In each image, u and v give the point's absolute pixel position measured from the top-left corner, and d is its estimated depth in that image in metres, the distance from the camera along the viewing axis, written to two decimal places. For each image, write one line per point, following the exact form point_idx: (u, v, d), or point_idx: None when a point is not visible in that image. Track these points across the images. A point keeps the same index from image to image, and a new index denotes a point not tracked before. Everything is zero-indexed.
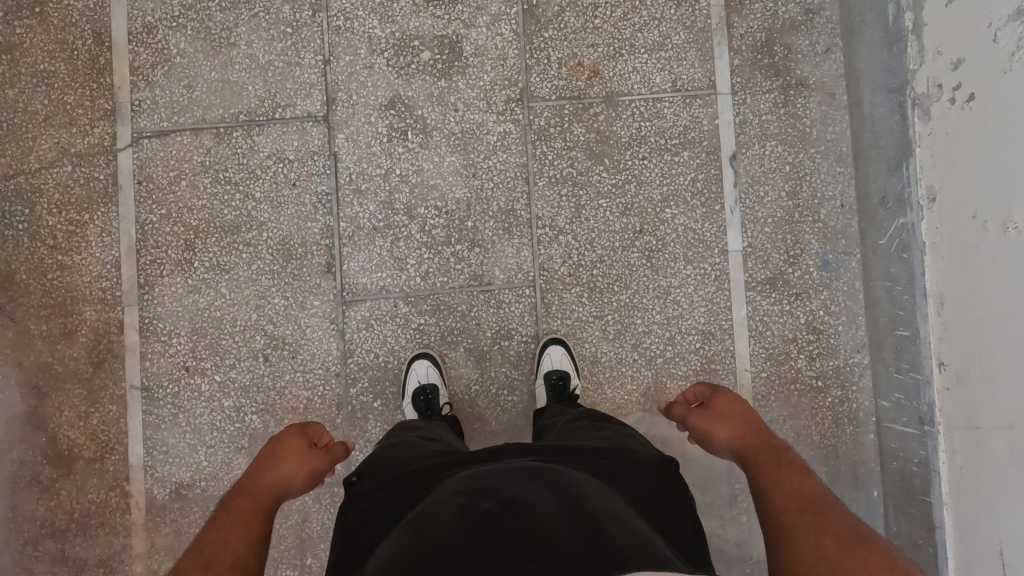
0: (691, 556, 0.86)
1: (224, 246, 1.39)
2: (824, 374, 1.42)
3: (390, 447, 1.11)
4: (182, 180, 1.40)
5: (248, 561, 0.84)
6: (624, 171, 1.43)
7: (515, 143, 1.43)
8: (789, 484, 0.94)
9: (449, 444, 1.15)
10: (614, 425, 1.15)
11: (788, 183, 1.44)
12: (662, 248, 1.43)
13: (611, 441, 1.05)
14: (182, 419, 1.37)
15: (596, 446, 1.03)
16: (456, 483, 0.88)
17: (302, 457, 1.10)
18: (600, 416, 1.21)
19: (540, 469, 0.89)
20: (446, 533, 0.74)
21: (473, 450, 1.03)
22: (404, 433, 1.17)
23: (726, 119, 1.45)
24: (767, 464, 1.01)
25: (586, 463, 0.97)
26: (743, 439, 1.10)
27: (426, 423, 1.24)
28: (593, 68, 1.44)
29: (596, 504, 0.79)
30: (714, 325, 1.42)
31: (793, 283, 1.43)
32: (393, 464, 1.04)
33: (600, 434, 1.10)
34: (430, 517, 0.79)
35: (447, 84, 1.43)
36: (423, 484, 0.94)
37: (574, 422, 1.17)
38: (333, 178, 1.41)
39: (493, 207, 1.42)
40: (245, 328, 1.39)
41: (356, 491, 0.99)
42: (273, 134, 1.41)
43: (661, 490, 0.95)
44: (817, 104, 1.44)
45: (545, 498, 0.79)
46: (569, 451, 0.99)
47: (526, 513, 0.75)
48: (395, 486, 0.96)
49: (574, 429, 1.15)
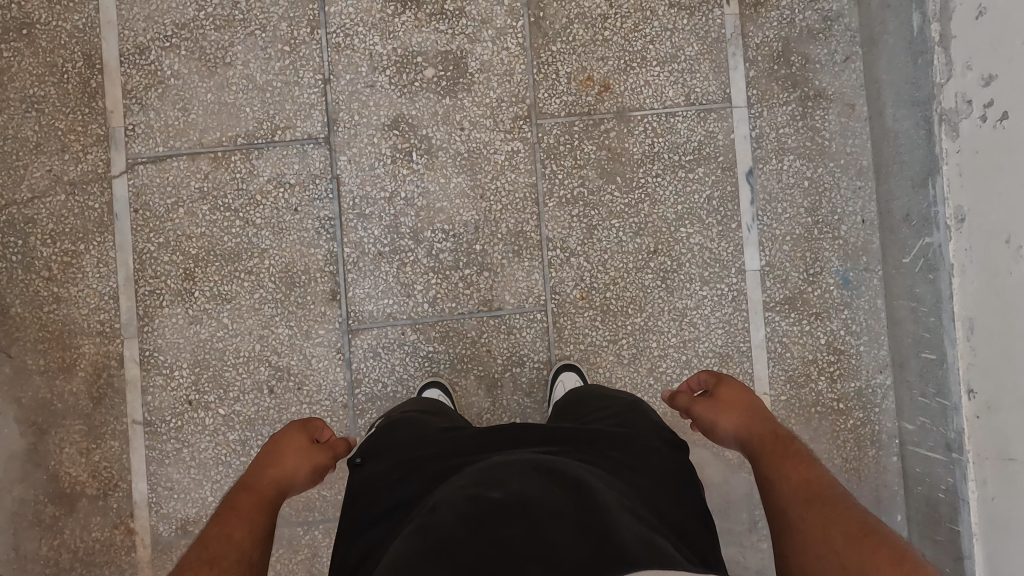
0: (700, 552, 0.83)
1: (226, 275, 1.35)
2: (845, 396, 1.38)
3: (392, 424, 1.06)
4: (180, 207, 1.35)
5: (249, 559, 0.82)
6: (638, 189, 1.38)
7: (524, 162, 1.38)
8: (797, 474, 0.91)
9: (451, 419, 1.11)
10: (622, 398, 1.12)
11: (807, 199, 1.39)
12: (678, 268, 1.38)
13: (619, 426, 1.01)
14: (186, 454, 1.34)
15: (605, 430, 0.98)
16: (463, 478, 0.84)
17: (308, 450, 1.07)
18: (605, 391, 1.18)
19: (549, 464, 0.85)
20: (453, 533, 0.70)
21: (479, 429, 0.99)
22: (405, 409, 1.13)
23: (742, 133, 1.39)
24: (774, 454, 0.98)
25: (595, 453, 0.93)
26: (751, 429, 1.06)
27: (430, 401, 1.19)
28: (603, 82, 1.39)
29: (604, 505, 0.75)
30: (731, 347, 1.38)
31: (813, 302, 1.39)
32: (397, 444, 0.99)
33: (607, 413, 1.06)
34: (436, 512, 0.75)
35: (452, 102, 1.38)
36: (430, 476, 0.90)
37: (586, 400, 1.14)
38: (336, 203, 1.36)
39: (503, 229, 1.37)
40: (249, 360, 1.35)
41: (363, 474, 0.96)
42: (272, 157, 1.36)
43: (673, 484, 0.91)
44: (837, 116, 1.39)
45: (556, 501, 0.75)
46: (578, 438, 0.96)
47: (533, 513, 0.72)
48: (401, 476, 0.92)
49: (581, 408, 1.11)
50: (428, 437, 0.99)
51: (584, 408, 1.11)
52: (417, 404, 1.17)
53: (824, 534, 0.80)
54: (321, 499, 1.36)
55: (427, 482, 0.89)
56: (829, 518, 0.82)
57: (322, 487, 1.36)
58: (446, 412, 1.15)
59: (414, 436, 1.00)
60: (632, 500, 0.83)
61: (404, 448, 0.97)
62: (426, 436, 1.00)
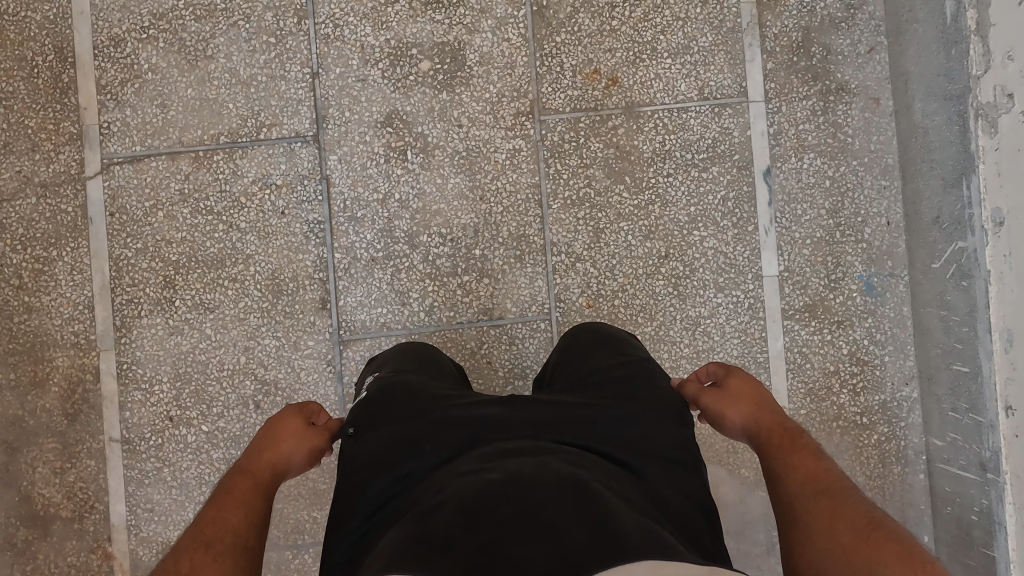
0: (707, 548, 0.76)
1: (208, 283, 1.27)
2: (869, 409, 1.29)
3: (384, 385, 0.96)
4: (158, 211, 1.27)
5: (232, 566, 0.74)
6: (647, 190, 1.30)
7: (526, 160, 1.29)
8: (803, 468, 0.83)
9: (445, 381, 1.01)
10: (632, 356, 1.01)
11: (829, 199, 1.31)
12: (690, 274, 1.29)
13: (626, 394, 0.91)
14: (167, 474, 1.25)
15: (612, 403, 0.89)
16: (465, 467, 0.75)
17: (309, 432, 0.96)
18: (612, 337, 1.07)
19: (554, 455, 0.76)
20: (449, 522, 0.63)
21: (476, 399, 0.90)
22: (396, 368, 1.02)
23: (760, 129, 1.31)
24: (781, 446, 0.88)
25: (603, 433, 0.84)
26: (758, 419, 0.94)
27: (420, 352, 1.09)
28: (611, 76, 1.30)
29: (614, 503, 0.67)
30: (747, 358, 1.30)
31: (834, 310, 1.30)
32: (387, 410, 0.90)
33: (613, 373, 0.96)
34: (435, 508, 0.67)
35: (449, 97, 1.29)
36: (426, 455, 0.81)
37: (591, 355, 1.03)
38: (326, 205, 1.28)
39: (504, 233, 1.29)
40: (234, 373, 1.26)
41: (355, 448, 0.86)
42: (257, 157, 1.28)
43: (683, 474, 0.83)
44: (860, 111, 1.31)
45: (563, 493, 0.67)
46: (583, 413, 0.87)
47: (536, 502, 0.65)
48: (392, 453, 0.83)
49: (583, 364, 1.01)
50: (421, 403, 0.90)
51: (586, 365, 1.01)
52: (410, 352, 1.09)
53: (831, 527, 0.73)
54: (312, 521, 1.28)
55: (424, 463, 0.81)
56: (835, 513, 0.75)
57: (312, 509, 1.28)
58: (437, 369, 1.05)
59: (405, 401, 0.90)
60: (640, 494, 0.76)
61: (396, 418, 0.88)
62: (417, 400, 0.90)
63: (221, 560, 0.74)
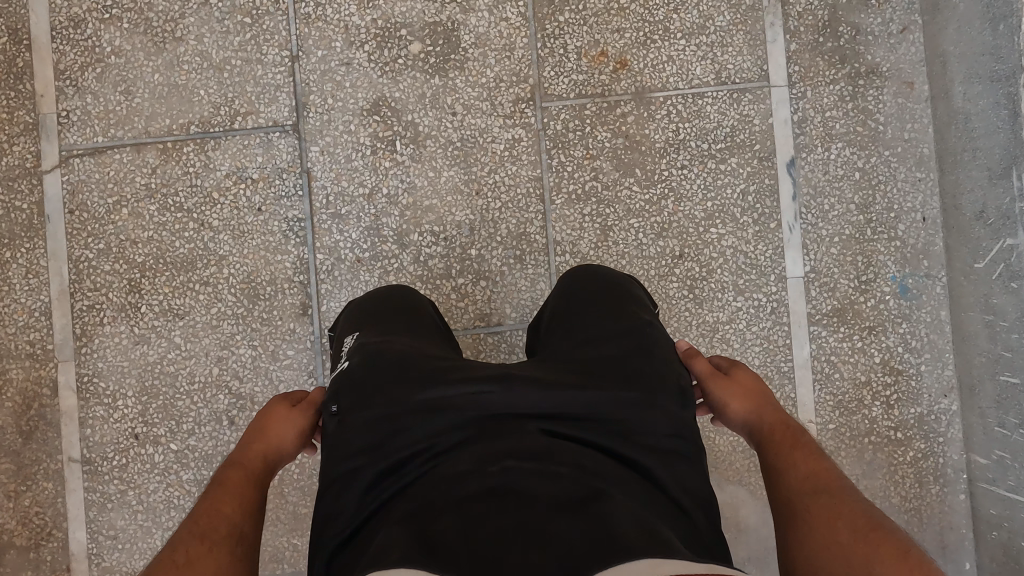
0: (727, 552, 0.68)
1: (177, 287, 1.15)
2: (904, 424, 1.18)
3: (367, 353, 0.83)
4: (123, 208, 1.15)
5: (231, 555, 0.65)
6: (660, 183, 1.18)
7: (527, 152, 1.18)
8: (798, 463, 0.72)
9: (431, 344, 0.88)
10: (638, 316, 0.88)
11: (858, 193, 1.19)
12: (707, 276, 1.18)
13: (634, 363, 0.79)
14: (132, 497, 1.14)
15: (619, 376, 0.77)
16: (467, 465, 0.65)
17: (295, 415, 0.86)
18: (619, 290, 0.94)
19: (566, 456, 0.66)
20: (442, 547, 0.54)
21: (467, 370, 0.78)
22: (377, 331, 0.89)
23: (783, 116, 1.19)
24: (776, 441, 0.76)
25: (619, 418, 0.73)
26: (755, 410, 0.83)
27: (397, 304, 0.96)
28: (619, 58, 1.19)
29: (631, 515, 0.59)
30: (770, 367, 1.18)
31: (865, 314, 1.18)
32: (366, 386, 0.78)
33: (618, 337, 0.84)
34: (433, 520, 0.58)
35: (442, 82, 1.18)
36: (421, 444, 0.71)
37: (591, 312, 0.89)
38: (307, 201, 1.16)
39: (502, 231, 1.17)
40: (205, 386, 1.15)
41: (340, 430, 0.75)
42: (231, 148, 1.16)
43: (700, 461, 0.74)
44: (892, 96, 1.19)
45: (578, 508, 0.58)
46: (587, 388, 0.75)
47: (538, 520, 0.56)
48: (379, 442, 0.72)
49: (587, 325, 0.87)
50: (411, 376, 0.77)
51: (586, 324, 0.87)
52: (388, 308, 0.96)
53: (822, 527, 0.64)
54: (291, 548, 1.16)
55: (418, 454, 0.70)
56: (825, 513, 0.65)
57: (293, 536, 1.16)
58: (423, 330, 0.92)
59: (389, 375, 0.78)
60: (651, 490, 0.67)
61: (383, 396, 0.76)
62: (399, 373, 0.78)
63: (216, 549, 0.64)
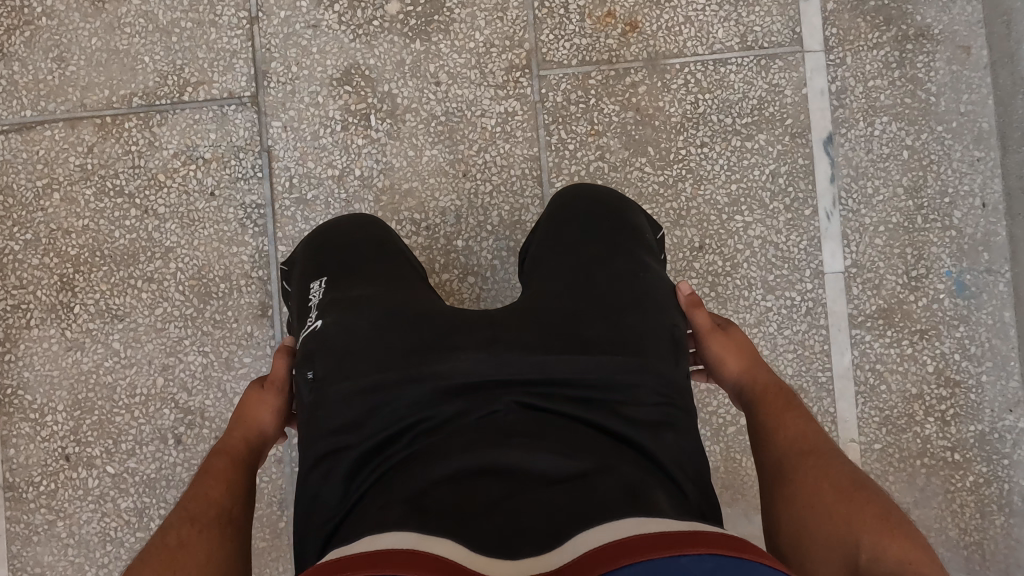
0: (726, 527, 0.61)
1: (116, 284, 0.99)
2: (962, 444, 1.01)
3: (336, 304, 0.70)
4: (54, 192, 1.00)
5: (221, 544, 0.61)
6: (676, 163, 1.02)
7: (521, 127, 1.02)
8: (786, 426, 0.67)
9: (398, 280, 0.75)
10: (634, 253, 0.75)
11: (907, 175, 1.03)
12: (731, 271, 1.01)
13: (633, 310, 0.68)
14: (61, 529, 0.98)
15: (614, 326, 0.66)
16: (463, 445, 0.55)
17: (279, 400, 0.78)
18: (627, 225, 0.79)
19: (565, 433, 0.57)
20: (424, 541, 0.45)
21: (442, 320, 0.66)
22: (337, 279, 0.76)
23: (819, 86, 1.03)
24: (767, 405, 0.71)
25: (629, 385, 0.62)
26: (748, 370, 0.76)
27: (353, 239, 0.82)
28: (629, 19, 1.03)
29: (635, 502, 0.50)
30: (805, 378, 1.01)
31: (916, 316, 1.02)
32: (331, 343, 0.66)
33: (611, 277, 0.71)
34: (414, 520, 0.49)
35: (423, 47, 1.02)
36: (396, 414, 0.60)
37: (581, 244, 0.76)
38: (267, 184, 1.00)
39: (493, 218, 1.01)
40: (148, 399, 0.99)
41: (313, 401, 0.63)
42: (180, 124, 1.01)
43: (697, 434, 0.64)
44: (945, 63, 1.03)
45: (585, 504, 0.50)
46: (578, 340, 0.64)
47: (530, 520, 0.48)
48: (348, 413, 0.61)
49: (575, 258, 0.74)
50: (389, 333, 0.65)
51: (576, 257, 0.74)
52: (360, 242, 0.81)
53: (809, 497, 0.60)
54: None
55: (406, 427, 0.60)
56: (811, 478, 0.61)
57: None
58: (388, 264, 0.79)
59: (355, 330, 0.66)
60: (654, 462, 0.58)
61: (350, 356, 0.64)
62: (366, 327, 0.66)
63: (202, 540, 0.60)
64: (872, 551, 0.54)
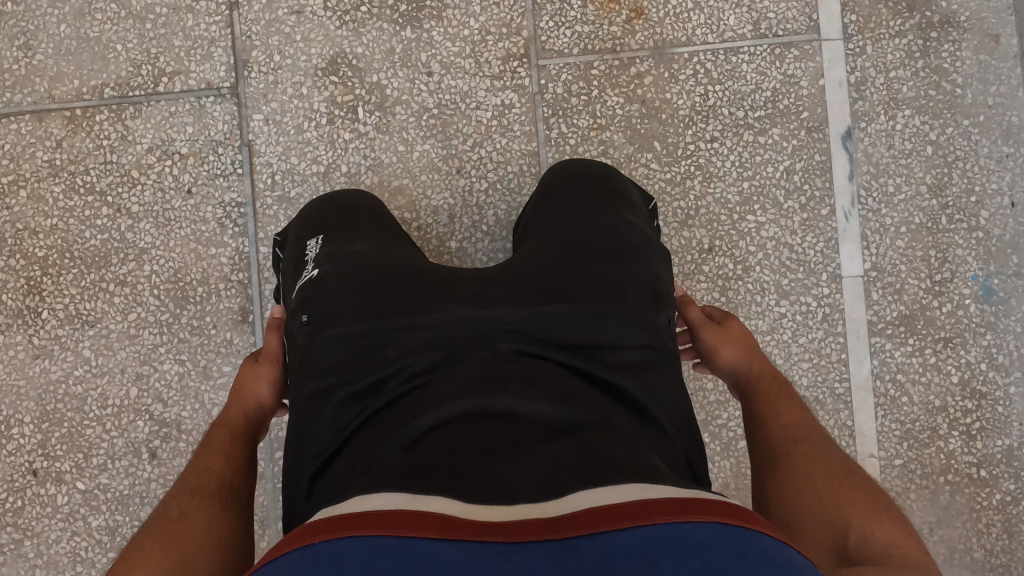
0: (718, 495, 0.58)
1: (87, 287, 0.93)
2: (989, 460, 0.94)
3: (336, 261, 0.69)
4: (20, 189, 0.93)
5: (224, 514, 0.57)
6: (684, 159, 0.96)
7: (519, 120, 0.95)
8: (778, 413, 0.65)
9: (396, 243, 0.74)
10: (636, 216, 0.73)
11: (931, 172, 0.96)
12: (743, 275, 0.95)
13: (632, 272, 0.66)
14: (29, 549, 0.92)
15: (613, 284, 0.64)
16: (451, 388, 0.54)
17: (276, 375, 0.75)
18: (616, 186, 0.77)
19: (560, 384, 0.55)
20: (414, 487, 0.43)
21: (442, 279, 0.64)
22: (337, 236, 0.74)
23: (837, 76, 0.97)
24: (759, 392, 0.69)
25: (614, 332, 0.60)
26: (745, 358, 0.73)
27: (350, 204, 0.80)
28: (634, 5, 0.96)
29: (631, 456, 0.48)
30: (822, 389, 0.95)
31: (941, 323, 0.95)
32: (331, 300, 0.65)
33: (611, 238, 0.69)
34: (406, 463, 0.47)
35: (415, 34, 0.95)
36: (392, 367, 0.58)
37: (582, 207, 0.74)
38: (248, 181, 0.94)
39: (489, 218, 0.95)
40: (120, 411, 0.92)
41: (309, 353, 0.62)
42: (155, 116, 0.94)
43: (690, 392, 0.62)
44: (972, 52, 0.97)
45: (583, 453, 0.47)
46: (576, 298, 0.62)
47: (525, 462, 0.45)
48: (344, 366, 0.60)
49: (576, 219, 0.72)
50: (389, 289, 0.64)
51: (575, 220, 0.72)
52: (350, 208, 0.78)
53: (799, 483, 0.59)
54: None
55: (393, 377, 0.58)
56: (802, 464, 0.60)
57: None
58: (384, 226, 0.76)
59: (355, 286, 0.65)
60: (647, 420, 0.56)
61: (347, 312, 0.63)
62: (365, 284, 0.65)
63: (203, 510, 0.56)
64: (861, 534, 0.54)
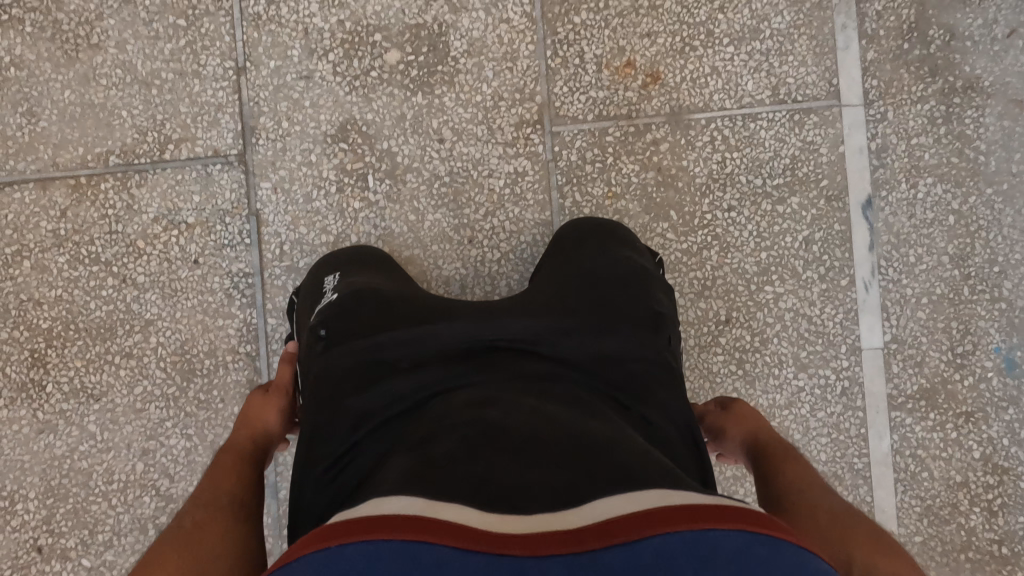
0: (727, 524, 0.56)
1: (92, 360, 0.92)
2: (1010, 537, 0.93)
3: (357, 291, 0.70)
4: (24, 259, 0.92)
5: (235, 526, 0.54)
6: (701, 229, 0.94)
7: (533, 189, 0.93)
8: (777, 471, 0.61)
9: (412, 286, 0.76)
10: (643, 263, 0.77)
11: (953, 242, 0.94)
12: (760, 348, 0.93)
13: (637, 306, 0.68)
14: None
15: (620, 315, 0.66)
16: (470, 395, 0.53)
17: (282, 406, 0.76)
18: (609, 243, 0.80)
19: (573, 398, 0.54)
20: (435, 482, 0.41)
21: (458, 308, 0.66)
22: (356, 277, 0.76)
23: (857, 143, 0.94)
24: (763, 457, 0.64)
25: (622, 353, 0.61)
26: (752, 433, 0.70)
27: (362, 259, 0.83)
28: (650, 70, 0.94)
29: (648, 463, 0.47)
30: (840, 464, 0.93)
31: (962, 397, 0.93)
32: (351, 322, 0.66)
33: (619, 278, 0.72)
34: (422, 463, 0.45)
35: (426, 100, 0.93)
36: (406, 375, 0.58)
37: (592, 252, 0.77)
38: (255, 252, 0.92)
39: (502, 289, 0.93)
40: (126, 486, 0.91)
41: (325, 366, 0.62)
42: (161, 184, 0.92)
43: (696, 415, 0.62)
44: (996, 118, 0.94)
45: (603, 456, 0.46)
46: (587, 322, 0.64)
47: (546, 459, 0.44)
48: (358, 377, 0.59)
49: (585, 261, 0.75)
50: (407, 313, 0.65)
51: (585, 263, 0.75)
52: (371, 260, 0.82)
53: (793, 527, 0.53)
54: None
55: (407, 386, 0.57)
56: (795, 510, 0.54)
57: None
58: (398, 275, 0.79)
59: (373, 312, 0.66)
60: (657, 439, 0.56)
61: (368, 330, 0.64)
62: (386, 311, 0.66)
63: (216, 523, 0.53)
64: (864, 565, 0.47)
